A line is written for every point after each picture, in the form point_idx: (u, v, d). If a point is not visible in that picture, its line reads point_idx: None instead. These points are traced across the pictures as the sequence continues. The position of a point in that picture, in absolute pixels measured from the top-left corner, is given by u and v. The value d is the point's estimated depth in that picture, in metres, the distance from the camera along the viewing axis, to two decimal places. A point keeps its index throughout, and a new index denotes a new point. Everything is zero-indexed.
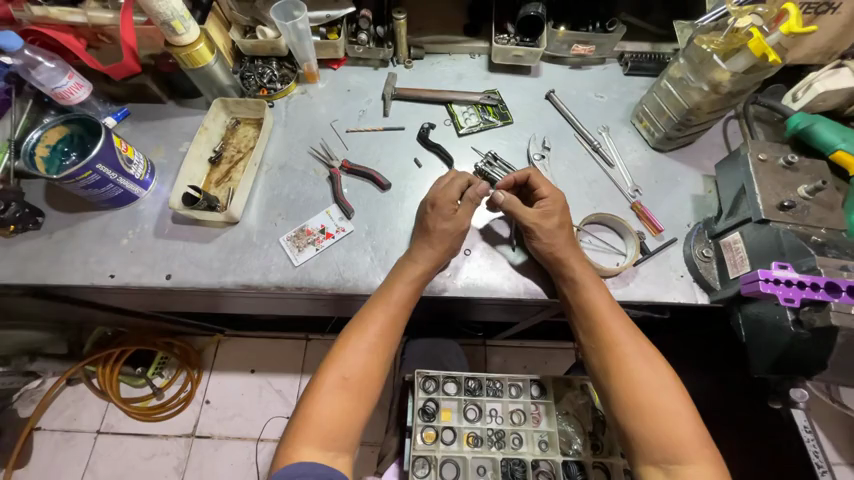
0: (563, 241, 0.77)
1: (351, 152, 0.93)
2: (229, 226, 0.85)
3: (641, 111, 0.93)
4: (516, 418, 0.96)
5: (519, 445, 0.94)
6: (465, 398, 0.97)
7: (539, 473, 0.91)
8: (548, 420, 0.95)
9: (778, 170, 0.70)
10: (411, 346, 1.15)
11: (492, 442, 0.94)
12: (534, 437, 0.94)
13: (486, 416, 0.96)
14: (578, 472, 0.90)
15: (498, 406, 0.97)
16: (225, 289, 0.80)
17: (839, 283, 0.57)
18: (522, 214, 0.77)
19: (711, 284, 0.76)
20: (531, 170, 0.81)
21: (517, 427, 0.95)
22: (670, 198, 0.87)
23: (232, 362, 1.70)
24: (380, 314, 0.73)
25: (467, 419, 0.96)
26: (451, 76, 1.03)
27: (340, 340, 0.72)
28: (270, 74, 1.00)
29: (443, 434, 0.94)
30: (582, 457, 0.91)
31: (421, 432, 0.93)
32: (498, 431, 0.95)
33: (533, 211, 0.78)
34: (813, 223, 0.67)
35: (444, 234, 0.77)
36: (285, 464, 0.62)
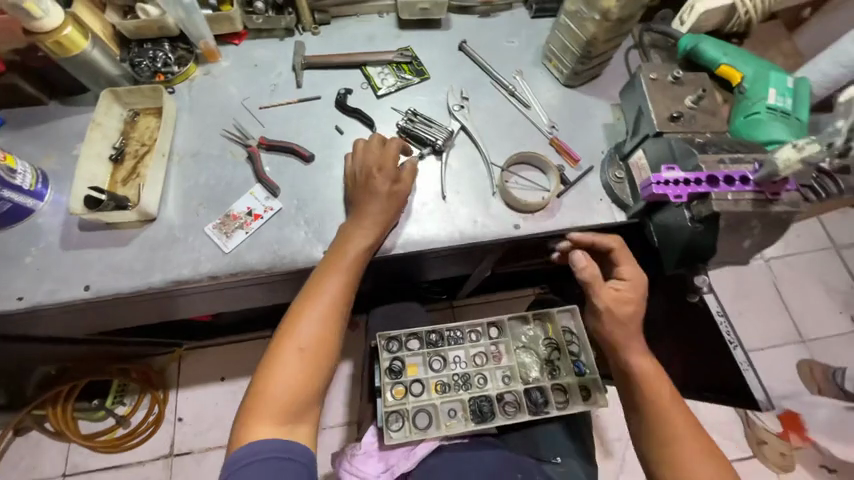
0: (629, 323, 0.74)
1: (268, 128, 0.89)
2: (146, 224, 0.80)
3: (549, 51, 0.96)
4: (479, 361, 1.03)
5: (485, 383, 1.01)
6: (431, 349, 1.03)
7: (505, 404, 0.99)
8: (510, 356, 1.03)
9: (667, 86, 0.76)
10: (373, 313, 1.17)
11: (459, 386, 1.00)
12: (496, 374, 1.01)
13: (450, 364, 1.02)
14: (540, 396, 0.98)
15: (463, 352, 1.03)
16: (154, 289, 0.76)
17: (718, 175, 0.61)
18: (595, 292, 0.75)
19: (626, 202, 0.83)
20: (616, 241, 0.77)
21: (481, 368, 1.02)
22: (583, 131, 0.92)
23: (199, 375, 1.65)
24: (334, 282, 0.72)
25: (433, 370, 1.01)
26: (362, 38, 1.00)
27: (292, 311, 0.70)
28: (163, 57, 0.92)
29: (412, 387, 1.00)
30: (542, 381, 1.00)
31: (391, 390, 0.99)
32: (463, 375, 1.01)
33: (607, 286, 0.75)
34: (700, 128, 0.72)
35: (393, 196, 0.77)
36: (244, 441, 0.62)
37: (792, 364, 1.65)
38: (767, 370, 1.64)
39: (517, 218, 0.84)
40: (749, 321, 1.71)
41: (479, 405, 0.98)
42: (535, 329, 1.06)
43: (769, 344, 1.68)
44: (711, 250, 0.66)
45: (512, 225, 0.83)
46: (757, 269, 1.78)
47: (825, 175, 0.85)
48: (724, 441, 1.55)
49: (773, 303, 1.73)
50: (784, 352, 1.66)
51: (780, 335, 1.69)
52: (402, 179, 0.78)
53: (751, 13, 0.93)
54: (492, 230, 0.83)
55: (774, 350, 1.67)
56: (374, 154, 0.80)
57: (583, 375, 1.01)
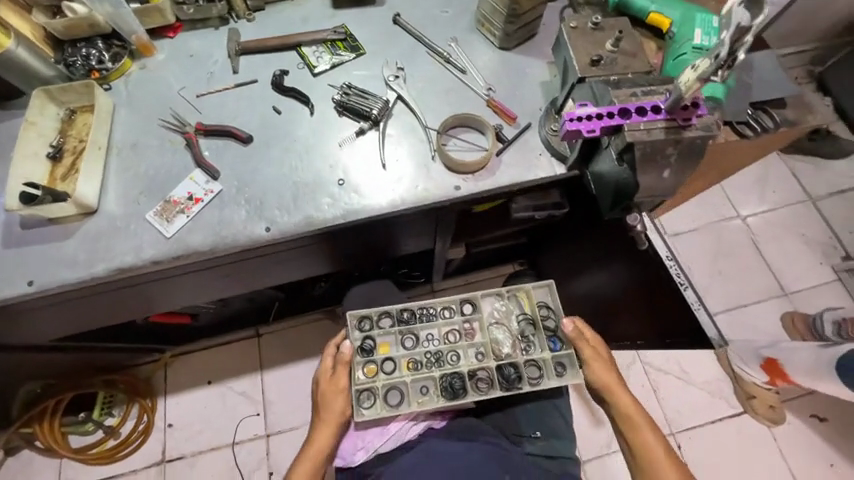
0: (611, 368, 0.90)
1: (206, 115, 0.90)
2: (88, 217, 0.80)
3: (481, 16, 0.96)
4: (452, 338, 0.98)
5: (457, 360, 0.96)
6: (403, 328, 0.98)
7: (478, 381, 0.95)
8: (484, 333, 0.98)
9: (587, 33, 0.76)
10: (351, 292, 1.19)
11: (431, 364, 0.96)
12: (469, 351, 0.97)
13: (422, 342, 0.98)
14: (514, 373, 0.94)
15: (434, 332, 0.99)
16: (97, 279, 0.76)
17: (629, 106, 0.60)
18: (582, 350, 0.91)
19: (564, 154, 0.83)
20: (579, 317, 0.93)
21: (454, 346, 0.97)
22: (521, 90, 0.92)
23: (186, 381, 1.67)
24: (327, 427, 0.88)
25: (405, 348, 0.97)
26: (297, 21, 1.00)
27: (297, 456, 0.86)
28: (97, 55, 0.92)
29: (384, 365, 0.96)
30: (515, 356, 0.95)
31: (362, 369, 0.95)
32: (435, 353, 0.97)
33: (587, 346, 0.91)
34: (621, 70, 0.73)
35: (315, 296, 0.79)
36: None
37: (773, 317, 1.66)
38: (746, 325, 1.65)
39: (457, 179, 0.84)
40: (729, 279, 1.72)
41: (450, 384, 0.94)
42: (509, 304, 1.00)
43: (749, 300, 1.69)
44: (633, 186, 0.63)
45: (452, 187, 0.83)
46: (732, 228, 1.78)
47: (761, 111, 0.86)
48: (710, 399, 1.56)
49: (751, 259, 1.74)
50: (763, 306, 1.68)
51: (759, 290, 1.70)
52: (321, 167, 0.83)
53: None
54: (433, 193, 0.83)
55: (754, 304, 1.68)
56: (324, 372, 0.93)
57: (558, 350, 0.96)
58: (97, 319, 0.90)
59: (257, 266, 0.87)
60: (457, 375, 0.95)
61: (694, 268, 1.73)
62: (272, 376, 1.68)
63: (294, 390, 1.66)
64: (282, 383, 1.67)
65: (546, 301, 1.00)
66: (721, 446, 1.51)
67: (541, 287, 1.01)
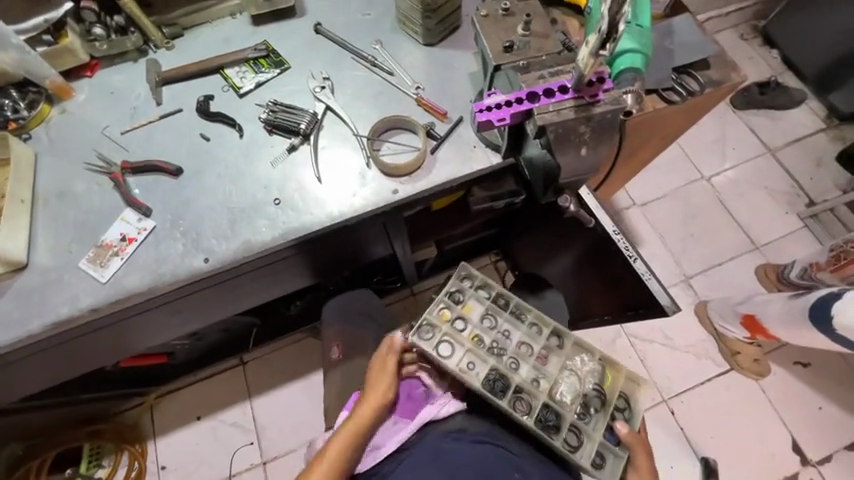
0: None
1: (132, 152, 0.87)
2: (18, 273, 0.77)
3: (401, 15, 0.96)
4: (527, 350, 0.81)
5: (516, 370, 0.80)
6: (491, 307, 0.84)
7: (516, 398, 0.77)
8: (558, 370, 0.80)
9: (499, 19, 0.76)
10: (328, 305, 1.20)
11: (495, 354, 0.80)
12: (535, 371, 0.80)
13: (503, 336, 0.82)
14: (553, 420, 0.76)
15: (513, 335, 0.82)
16: (35, 336, 0.74)
17: (536, 90, 0.60)
18: (635, 462, 0.75)
19: (497, 143, 0.83)
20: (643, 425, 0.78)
21: (523, 358, 0.81)
22: (450, 85, 0.92)
23: (174, 419, 1.63)
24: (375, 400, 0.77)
25: (485, 324, 0.83)
26: (217, 43, 0.98)
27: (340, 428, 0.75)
28: (12, 104, 0.89)
29: (455, 321, 0.82)
30: (566, 409, 0.77)
31: (437, 306, 0.83)
32: (504, 349, 0.81)
33: (643, 464, 0.75)
34: (535, 53, 0.72)
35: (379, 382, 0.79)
36: None
37: (747, 272, 1.68)
38: (721, 283, 1.68)
39: (394, 183, 0.83)
40: (700, 241, 1.74)
41: (493, 381, 0.77)
42: (597, 368, 0.81)
43: (723, 258, 1.71)
44: (557, 168, 0.64)
45: (390, 191, 0.82)
46: (695, 189, 1.81)
47: (685, 75, 0.87)
48: (696, 361, 1.57)
49: (720, 219, 1.76)
50: (736, 263, 1.70)
51: (730, 247, 1.72)
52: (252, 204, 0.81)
53: None
54: (372, 200, 0.82)
55: (727, 262, 1.70)
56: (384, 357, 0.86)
57: (610, 444, 0.77)
58: (58, 374, 0.88)
59: (208, 300, 0.86)
60: (506, 380, 0.78)
61: (665, 235, 1.75)
62: (262, 402, 1.65)
63: (286, 414, 1.64)
64: (273, 407, 1.65)
65: (629, 393, 0.80)
66: (713, 406, 1.53)
67: (634, 380, 0.81)
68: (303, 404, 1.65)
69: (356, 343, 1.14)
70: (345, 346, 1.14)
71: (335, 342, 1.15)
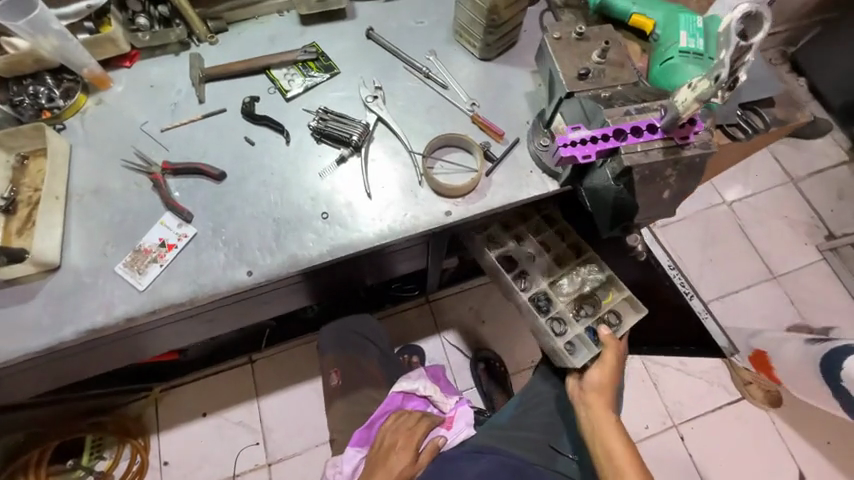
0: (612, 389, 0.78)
1: (173, 152, 0.83)
2: (50, 274, 0.74)
3: (458, 26, 0.92)
4: (543, 243, 0.88)
5: (527, 253, 0.86)
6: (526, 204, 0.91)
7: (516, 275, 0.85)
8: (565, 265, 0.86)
9: (572, 43, 0.72)
10: (324, 330, 1.16)
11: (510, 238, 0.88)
12: (546, 259, 0.86)
13: (527, 228, 0.89)
14: (541, 303, 0.83)
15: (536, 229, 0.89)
16: (67, 343, 0.70)
17: (624, 127, 0.57)
18: (605, 353, 0.78)
19: (555, 170, 0.80)
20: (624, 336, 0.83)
21: (536, 246, 0.87)
22: (506, 103, 0.88)
23: (179, 415, 1.60)
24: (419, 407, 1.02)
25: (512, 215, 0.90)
26: (263, 41, 0.94)
27: (395, 427, 0.93)
28: (47, 92, 0.85)
29: None
30: (558, 299, 0.84)
31: None
32: (521, 236, 0.88)
33: (612, 356, 0.78)
34: (610, 82, 0.70)
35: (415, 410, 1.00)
36: None
37: (763, 302, 1.67)
38: (741, 312, 1.66)
39: (447, 204, 0.80)
40: (721, 267, 1.72)
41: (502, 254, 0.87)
42: (600, 281, 0.85)
43: (740, 285, 1.69)
44: (633, 207, 0.60)
45: (442, 213, 0.79)
46: (718, 214, 1.79)
47: (750, 112, 0.84)
48: (708, 387, 1.55)
49: (740, 245, 1.74)
50: (754, 292, 1.69)
51: (748, 276, 1.71)
52: (300, 216, 0.78)
53: None
54: (423, 220, 0.79)
55: (744, 290, 1.69)
56: (395, 435, 0.92)
57: (590, 341, 0.81)
58: (83, 371, 0.85)
59: (254, 301, 0.83)
60: (530, 281, 0.84)
61: (686, 258, 1.73)
62: (269, 402, 1.62)
63: (293, 415, 1.61)
64: (280, 408, 1.62)
65: (623, 317, 0.84)
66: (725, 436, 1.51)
67: (629, 304, 0.85)
68: (311, 407, 1.62)
69: (362, 369, 1.10)
70: (345, 373, 1.10)
71: (333, 369, 1.11)
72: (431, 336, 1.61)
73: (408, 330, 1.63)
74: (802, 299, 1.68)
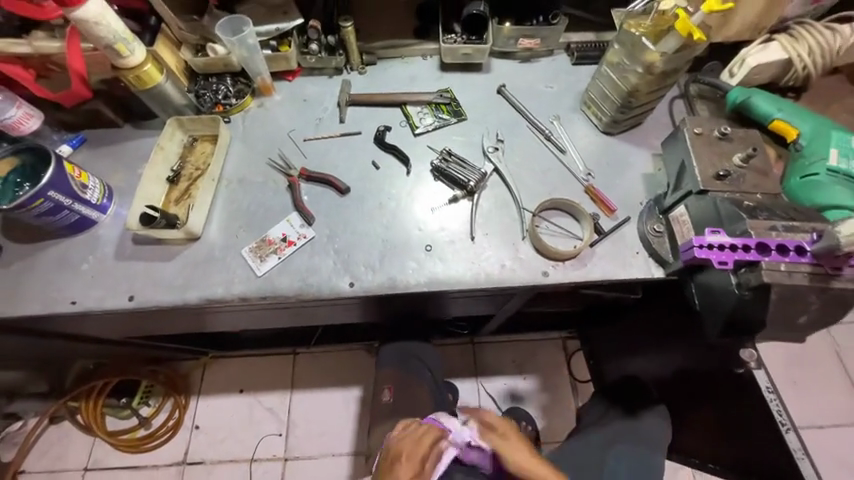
0: None
1: (310, 160, 0.94)
2: (191, 242, 0.85)
3: (588, 98, 0.96)
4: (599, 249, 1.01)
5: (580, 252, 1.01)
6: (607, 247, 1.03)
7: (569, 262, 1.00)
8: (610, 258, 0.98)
9: (714, 141, 0.73)
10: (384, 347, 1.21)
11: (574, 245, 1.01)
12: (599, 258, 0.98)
13: None
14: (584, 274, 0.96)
15: None
16: (188, 305, 0.80)
17: (769, 242, 0.56)
18: None
19: (664, 257, 0.79)
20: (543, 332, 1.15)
21: None
22: (621, 179, 0.89)
23: (220, 385, 1.69)
24: None
25: None
26: (405, 79, 1.05)
27: None
28: (224, 90, 1.01)
29: None
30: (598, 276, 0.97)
31: None
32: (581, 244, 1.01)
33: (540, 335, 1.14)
34: (750, 189, 0.69)
35: None
36: None
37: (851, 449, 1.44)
38: (825, 454, 1.44)
39: (546, 264, 0.81)
40: (806, 394, 1.51)
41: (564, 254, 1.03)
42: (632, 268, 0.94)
43: (825, 421, 1.48)
44: (760, 324, 0.57)
45: (540, 272, 0.80)
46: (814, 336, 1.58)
47: None
48: None
49: (835, 377, 1.52)
50: (843, 434, 1.46)
51: (841, 413, 1.48)
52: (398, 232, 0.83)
53: (809, 68, 0.89)
54: (520, 276, 0.80)
55: (831, 429, 1.47)
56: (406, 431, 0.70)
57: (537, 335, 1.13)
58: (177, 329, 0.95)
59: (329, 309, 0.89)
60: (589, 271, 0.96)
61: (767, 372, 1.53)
62: (301, 397, 1.67)
63: (318, 417, 1.64)
64: (309, 406, 1.66)
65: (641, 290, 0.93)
66: None
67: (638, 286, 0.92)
68: (339, 413, 1.64)
69: (414, 388, 1.11)
70: (398, 391, 1.11)
71: (387, 385, 1.13)
72: (469, 379, 1.58)
73: (449, 366, 1.60)
74: None
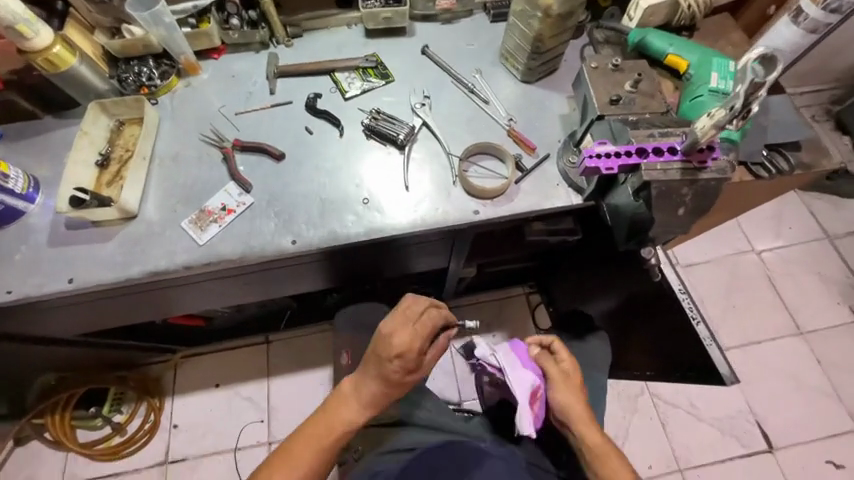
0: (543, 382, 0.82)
1: (243, 132, 0.95)
2: (128, 222, 0.86)
3: (505, 51, 1.01)
4: None
5: None
6: None
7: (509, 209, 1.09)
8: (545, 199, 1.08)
9: (607, 73, 0.80)
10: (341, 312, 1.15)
11: None
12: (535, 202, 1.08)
13: None
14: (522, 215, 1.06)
15: None
16: (132, 280, 0.81)
17: (646, 146, 0.65)
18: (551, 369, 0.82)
19: (580, 185, 0.86)
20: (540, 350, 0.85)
21: None
22: (541, 119, 0.97)
23: (195, 382, 1.52)
24: (350, 403, 0.73)
25: None
26: (332, 47, 1.07)
27: (341, 392, 0.74)
28: (147, 71, 0.99)
29: None
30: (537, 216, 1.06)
31: None
32: None
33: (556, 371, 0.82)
34: (640, 110, 0.77)
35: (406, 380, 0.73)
36: None
37: (789, 358, 1.52)
38: (763, 367, 1.51)
39: (476, 204, 0.87)
40: (746, 317, 1.57)
41: None
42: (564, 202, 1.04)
43: (764, 337, 1.55)
44: (649, 220, 0.68)
45: (471, 211, 0.87)
46: (749, 263, 1.65)
47: (775, 153, 0.89)
48: (722, 438, 1.42)
49: (770, 297, 1.60)
50: (782, 348, 1.53)
51: (778, 327, 1.56)
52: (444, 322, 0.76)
53: (693, 8, 0.98)
54: (452, 216, 0.87)
55: (770, 344, 1.54)
56: (391, 321, 0.71)
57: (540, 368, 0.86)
58: (125, 319, 0.94)
59: (278, 274, 0.90)
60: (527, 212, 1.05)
61: (707, 301, 1.60)
62: (279, 383, 1.52)
63: (299, 399, 1.50)
64: (288, 393, 1.50)
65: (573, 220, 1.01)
66: None
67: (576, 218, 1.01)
68: (315, 398, 1.49)
69: None
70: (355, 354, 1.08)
71: (344, 349, 1.09)
72: None
73: None
74: (832, 361, 1.51)
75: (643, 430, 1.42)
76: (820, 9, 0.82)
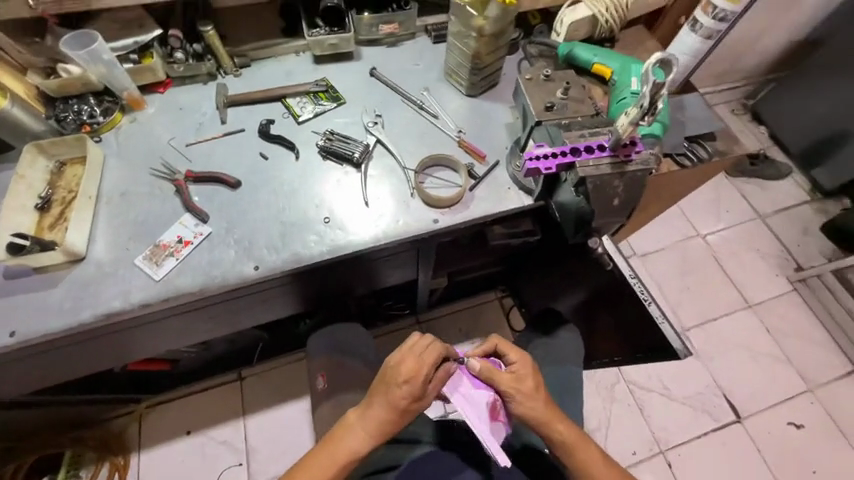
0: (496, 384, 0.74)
1: (195, 163, 0.95)
2: (75, 264, 0.82)
3: (449, 69, 1.08)
4: None
5: None
6: None
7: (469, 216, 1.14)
8: None
9: (541, 83, 0.88)
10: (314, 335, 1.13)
11: None
12: None
13: None
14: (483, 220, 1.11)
15: None
16: (83, 325, 0.77)
17: (578, 146, 0.72)
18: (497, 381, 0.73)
19: (529, 187, 0.92)
20: (495, 338, 0.78)
21: None
22: (487, 129, 1.03)
23: (163, 431, 1.42)
24: (352, 431, 0.70)
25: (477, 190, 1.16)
26: (281, 75, 1.09)
27: (344, 421, 0.71)
28: (88, 109, 0.97)
29: None
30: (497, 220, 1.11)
31: None
32: None
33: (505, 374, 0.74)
34: (572, 114, 0.84)
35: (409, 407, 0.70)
36: None
37: (740, 329, 1.65)
38: (719, 341, 1.62)
39: (435, 213, 0.91)
40: (699, 296, 1.70)
41: None
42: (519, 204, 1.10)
43: (717, 313, 1.67)
44: (589, 213, 0.74)
45: (431, 220, 0.90)
46: (695, 246, 1.79)
47: (695, 143, 0.99)
48: (693, 414, 1.50)
49: (716, 275, 1.73)
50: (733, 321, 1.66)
51: (727, 302, 1.69)
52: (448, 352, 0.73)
53: (611, 21, 1.10)
54: (413, 227, 0.89)
55: (723, 318, 1.66)
56: (397, 352, 0.70)
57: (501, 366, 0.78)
58: (78, 370, 0.88)
59: (243, 303, 0.88)
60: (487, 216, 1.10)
61: (663, 285, 1.71)
62: (256, 421, 1.45)
63: (280, 433, 1.44)
64: (267, 427, 1.45)
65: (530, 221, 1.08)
66: (708, 466, 1.44)
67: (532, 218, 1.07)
68: (295, 430, 1.44)
69: (350, 373, 1.07)
70: (332, 376, 1.06)
71: (321, 372, 1.07)
72: None
73: None
74: (777, 327, 1.66)
75: (621, 416, 1.48)
76: (711, 18, 0.95)
